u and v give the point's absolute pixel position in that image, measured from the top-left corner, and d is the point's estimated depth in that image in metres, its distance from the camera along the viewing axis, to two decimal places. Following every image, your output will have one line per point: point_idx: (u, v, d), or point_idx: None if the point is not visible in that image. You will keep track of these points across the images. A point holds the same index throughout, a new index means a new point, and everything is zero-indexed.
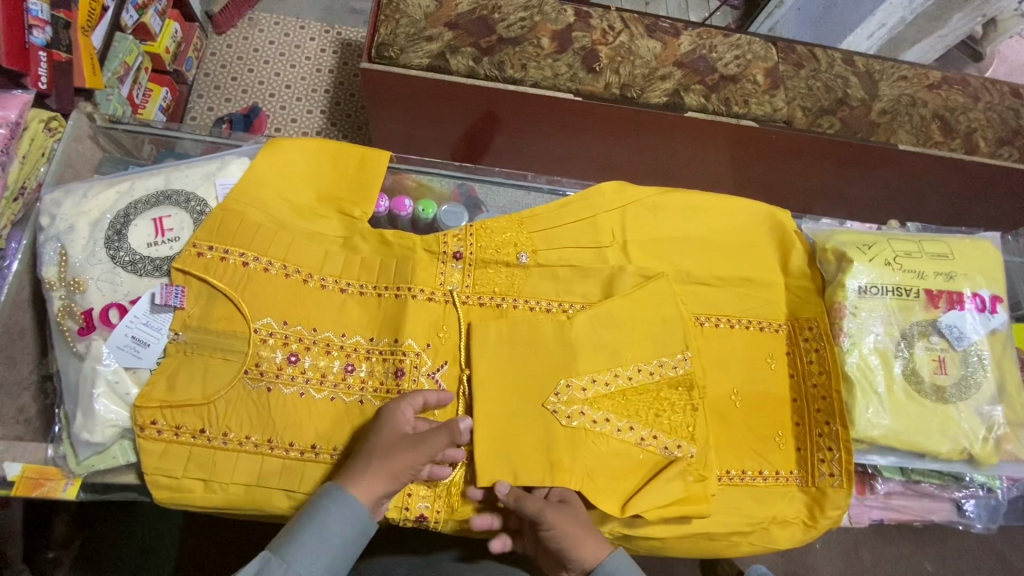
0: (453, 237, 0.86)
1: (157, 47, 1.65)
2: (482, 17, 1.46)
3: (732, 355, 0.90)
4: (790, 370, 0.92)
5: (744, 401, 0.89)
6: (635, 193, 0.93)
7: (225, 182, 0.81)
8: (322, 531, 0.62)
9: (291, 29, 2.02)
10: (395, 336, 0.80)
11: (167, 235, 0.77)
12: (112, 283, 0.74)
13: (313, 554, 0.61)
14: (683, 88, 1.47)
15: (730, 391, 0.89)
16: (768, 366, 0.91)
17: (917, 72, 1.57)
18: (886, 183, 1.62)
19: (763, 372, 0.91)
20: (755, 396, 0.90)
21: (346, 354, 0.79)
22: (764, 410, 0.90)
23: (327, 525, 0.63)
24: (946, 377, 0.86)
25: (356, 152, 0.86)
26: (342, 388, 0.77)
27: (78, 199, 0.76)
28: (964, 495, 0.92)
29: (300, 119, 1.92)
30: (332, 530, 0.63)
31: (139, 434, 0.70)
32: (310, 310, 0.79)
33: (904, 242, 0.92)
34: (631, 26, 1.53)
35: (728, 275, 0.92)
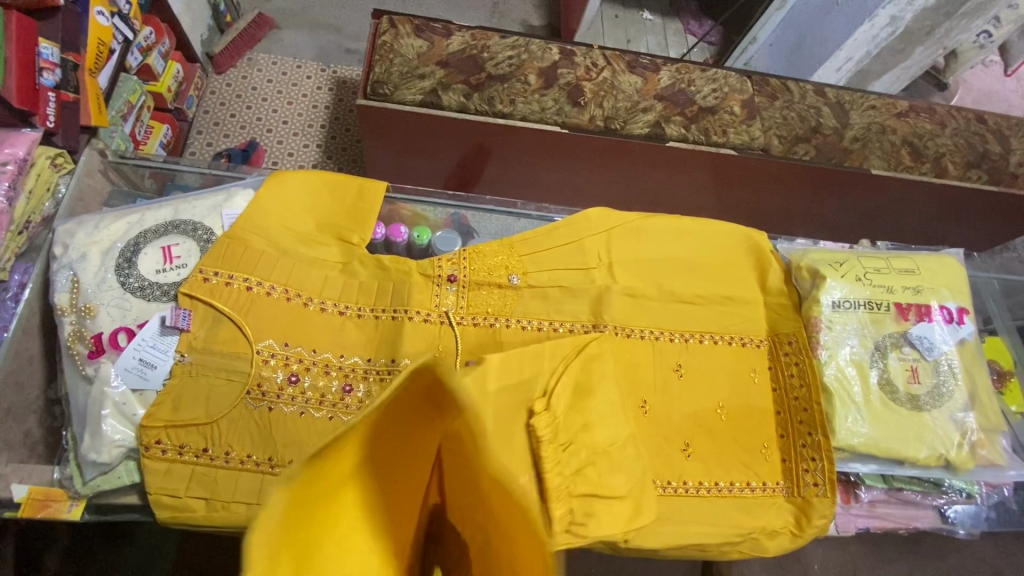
0: (447, 261, 0.91)
1: (159, 86, 1.72)
2: (472, 56, 1.55)
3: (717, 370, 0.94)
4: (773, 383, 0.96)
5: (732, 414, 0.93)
6: (619, 218, 0.99)
7: (231, 212, 0.85)
8: None
9: (288, 68, 2.11)
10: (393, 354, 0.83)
11: (175, 262, 0.81)
12: (122, 308, 0.77)
13: None
14: (664, 119, 1.55)
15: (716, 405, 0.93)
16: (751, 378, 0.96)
17: (885, 102, 1.66)
18: (863, 206, 1.70)
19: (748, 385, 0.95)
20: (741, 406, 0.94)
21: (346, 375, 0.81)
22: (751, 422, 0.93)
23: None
24: (919, 386, 0.90)
25: (354, 183, 0.92)
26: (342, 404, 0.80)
27: (91, 229, 0.80)
28: (945, 501, 0.95)
29: (296, 153, 1.99)
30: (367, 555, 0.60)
31: (143, 454, 0.72)
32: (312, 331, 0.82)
33: (874, 259, 0.98)
34: (613, 62, 1.62)
35: (710, 293, 0.97)
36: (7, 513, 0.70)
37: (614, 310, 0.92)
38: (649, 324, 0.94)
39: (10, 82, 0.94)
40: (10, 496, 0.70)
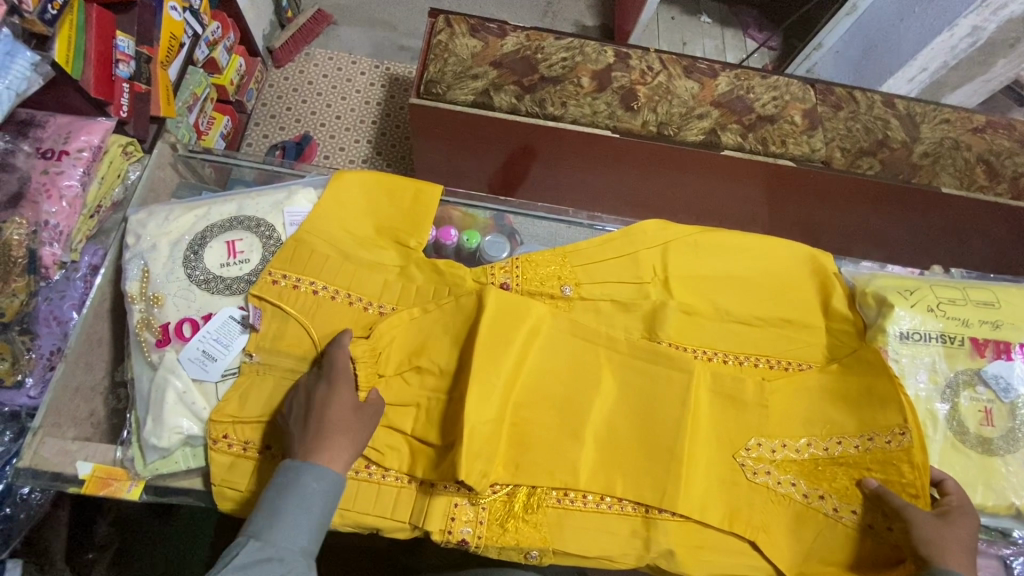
0: (500, 268, 0.91)
1: (223, 79, 1.79)
2: (526, 57, 1.54)
3: (777, 399, 0.88)
4: (859, 424, 0.84)
5: (813, 456, 0.85)
6: (676, 231, 0.97)
7: (292, 210, 0.87)
8: (303, 501, 0.64)
9: (344, 64, 2.15)
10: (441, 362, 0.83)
11: (238, 257, 0.83)
12: (187, 299, 0.80)
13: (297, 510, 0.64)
14: (720, 127, 1.51)
15: (780, 443, 0.85)
16: (831, 422, 0.86)
17: (960, 116, 1.57)
18: (929, 225, 1.60)
19: (829, 419, 0.86)
20: (816, 442, 0.85)
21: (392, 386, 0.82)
22: (830, 469, 0.83)
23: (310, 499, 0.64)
24: (992, 429, 0.85)
25: (411, 185, 0.92)
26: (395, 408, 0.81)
27: (161, 221, 0.83)
28: (1012, 551, 0.86)
29: (348, 147, 2.03)
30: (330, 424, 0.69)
31: (211, 446, 0.74)
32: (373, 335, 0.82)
33: (948, 289, 0.92)
34: (669, 66, 1.58)
35: (768, 315, 0.93)
36: (72, 488, 0.74)
37: (669, 328, 0.89)
38: (702, 342, 0.91)
39: (89, 73, 0.99)
40: (76, 472, 0.75)
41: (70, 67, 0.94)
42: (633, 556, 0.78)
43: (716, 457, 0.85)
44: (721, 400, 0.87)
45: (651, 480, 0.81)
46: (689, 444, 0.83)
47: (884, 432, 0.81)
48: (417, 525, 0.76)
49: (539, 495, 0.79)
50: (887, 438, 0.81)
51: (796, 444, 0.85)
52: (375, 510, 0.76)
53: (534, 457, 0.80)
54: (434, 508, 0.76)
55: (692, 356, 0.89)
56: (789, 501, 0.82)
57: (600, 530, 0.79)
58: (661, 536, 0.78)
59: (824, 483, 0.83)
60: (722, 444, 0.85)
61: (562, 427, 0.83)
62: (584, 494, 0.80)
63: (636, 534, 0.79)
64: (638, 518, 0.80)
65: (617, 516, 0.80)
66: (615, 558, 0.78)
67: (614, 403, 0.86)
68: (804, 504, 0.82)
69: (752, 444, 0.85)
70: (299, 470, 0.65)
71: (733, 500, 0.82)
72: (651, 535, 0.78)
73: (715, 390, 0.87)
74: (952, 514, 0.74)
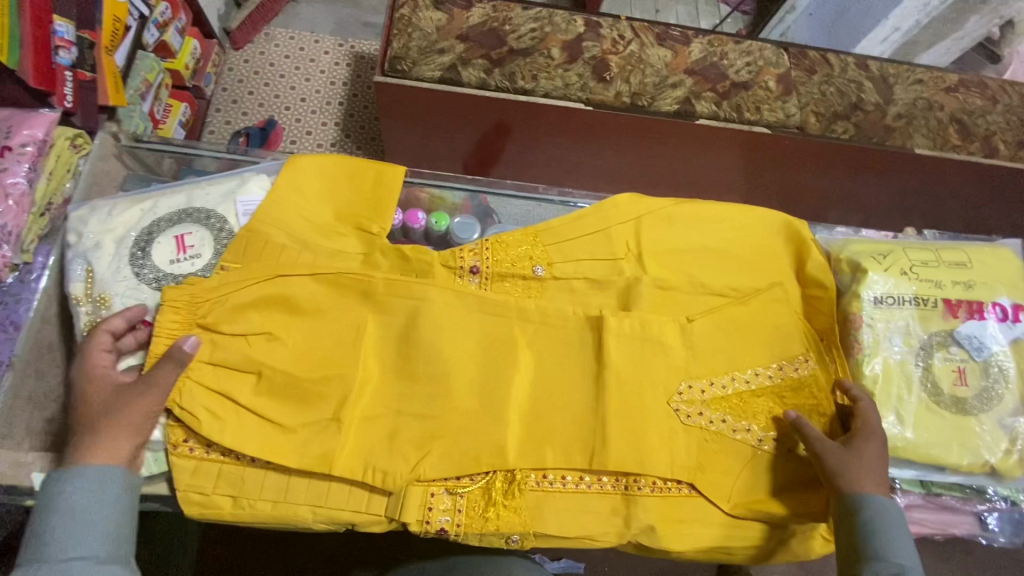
0: (470, 251, 0.88)
1: (176, 64, 1.70)
2: (493, 29, 1.48)
3: (709, 341, 0.86)
4: (769, 358, 0.86)
5: (736, 391, 0.84)
6: (648, 205, 0.94)
7: (245, 199, 0.82)
8: (67, 510, 0.61)
9: (306, 43, 2.06)
10: (411, 350, 0.79)
11: (189, 252, 0.79)
12: (136, 299, 0.76)
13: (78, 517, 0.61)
14: (694, 95, 1.47)
15: (708, 381, 0.84)
16: (749, 354, 0.86)
17: (933, 75, 1.56)
18: (905, 186, 1.59)
19: (752, 356, 0.86)
20: (738, 376, 0.85)
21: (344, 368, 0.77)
22: (755, 402, 0.85)
23: (75, 503, 0.61)
24: (967, 389, 0.85)
25: (372, 169, 0.89)
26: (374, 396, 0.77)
27: (104, 217, 0.78)
28: (987, 507, 0.89)
29: (315, 131, 1.95)
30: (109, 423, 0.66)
31: (171, 451, 0.71)
32: (335, 312, 0.78)
33: (921, 251, 0.91)
34: (641, 34, 1.53)
35: (745, 287, 0.91)
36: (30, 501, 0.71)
37: (644, 303, 0.87)
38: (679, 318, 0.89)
39: (26, 60, 0.92)
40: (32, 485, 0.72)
41: (5, 56, 0.89)
42: (614, 534, 0.78)
43: None
44: None
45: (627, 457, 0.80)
46: (667, 419, 0.82)
47: (791, 360, 0.87)
48: (394, 517, 0.74)
49: (520, 481, 0.77)
50: (792, 367, 0.86)
51: (722, 380, 0.85)
52: (349, 505, 0.74)
53: (468, 418, 0.78)
54: (412, 498, 0.74)
55: None
56: (723, 439, 0.82)
57: (581, 510, 0.78)
58: (641, 512, 0.78)
59: (749, 416, 0.84)
60: None
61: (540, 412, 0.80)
62: (563, 476, 0.79)
63: (616, 511, 0.79)
64: (618, 496, 0.79)
65: (597, 496, 0.79)
66: (596, 537, 0.77)
67: (545, 349, 0.84)
68: (761, 450, 0.82)
69: (683, 388, 0.83)
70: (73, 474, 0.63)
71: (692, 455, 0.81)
72: (631, 511, 0.78)
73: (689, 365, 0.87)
74: (856, 439, 0.76)
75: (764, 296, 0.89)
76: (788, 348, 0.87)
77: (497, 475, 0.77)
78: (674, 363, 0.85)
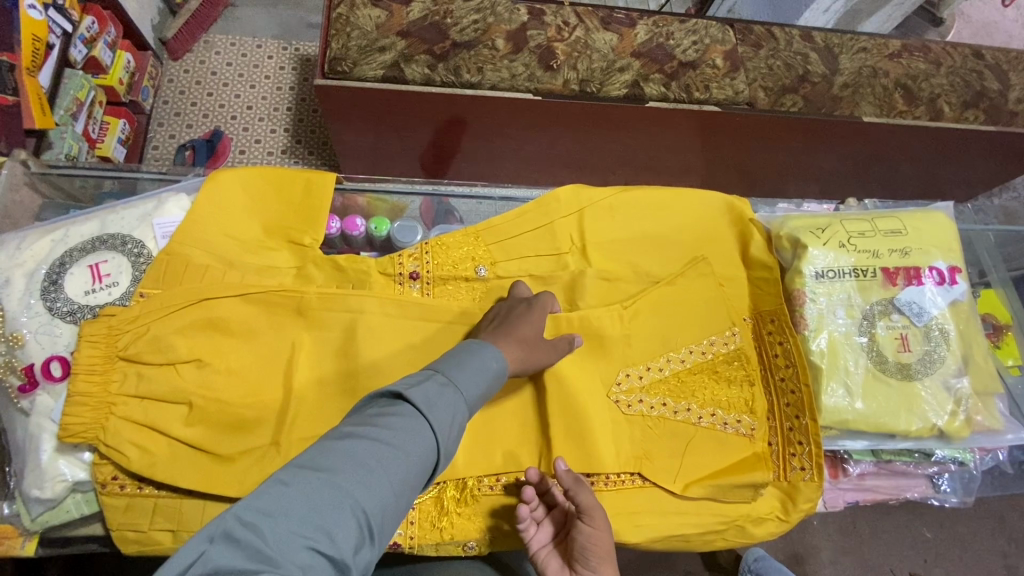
0: (408, 256, 0.86)
1: (110, 80, 1.63)
2: (435, 23, 1.44)
3: (661, 333, 0.87)
4: (700, 336, 0.87)
5: (673, 371, 0.85)
6: (591, 195, 0.93)
7: (163, 221, 0.79)
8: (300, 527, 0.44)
9: (247, 49, 1.99)
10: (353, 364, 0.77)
11: (105, 281, 0.76)
12: (51, 335, 0.72)
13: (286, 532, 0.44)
14: (642, 78, 1.46)
15: (644, 365, 0.85)
16: (687, 333, 0.87)
17: (876, 42, 1.57)
18: (856, 155, 1.61)
19: (687, 336, 0.87)
20: (673, 356, 0.86)
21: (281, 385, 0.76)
22: (691, 380, 0.85)
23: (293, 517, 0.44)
24: (909, 354, 0.85)
25: (299, 178, 0.86)
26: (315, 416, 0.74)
27: (12, 250, 0.74)
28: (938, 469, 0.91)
29: (263, 140, 1.90)
30: (472, 365, 0.59)
31: (100, 491, 0.68)
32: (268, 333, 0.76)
33: (857, 222, 0.91)
34: (586, 19, 1.52)
35: (690, 272, 0.91)
36: None
37: (591, 296, 0.87)
38: None
39: None
40: None
41: None
42: None
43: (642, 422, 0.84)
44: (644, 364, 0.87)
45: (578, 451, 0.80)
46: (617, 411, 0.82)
47: (721, 336, 0.87)
48: None
49: (471, 486, 0.77)
50: (723, 341, 0.87)
51: (657, 362, 0.85)
52: None
53: None
54: None
55: None
56: (665, 421, 0.83)
57: None
58: None
59: (687, 395, 0.84)
60: None
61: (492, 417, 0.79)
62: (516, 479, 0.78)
63: None
64: None
65: None
66: None
67: None
68: (700, 426, 0.83)
69: (621, 378, 0.84)
70: (413, 400, 0.53)
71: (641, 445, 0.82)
72: None
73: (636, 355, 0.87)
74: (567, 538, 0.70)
75: (690, 272, 0.90)
76: (719, 321, 0.88)
77: (447, 483, 0.77)
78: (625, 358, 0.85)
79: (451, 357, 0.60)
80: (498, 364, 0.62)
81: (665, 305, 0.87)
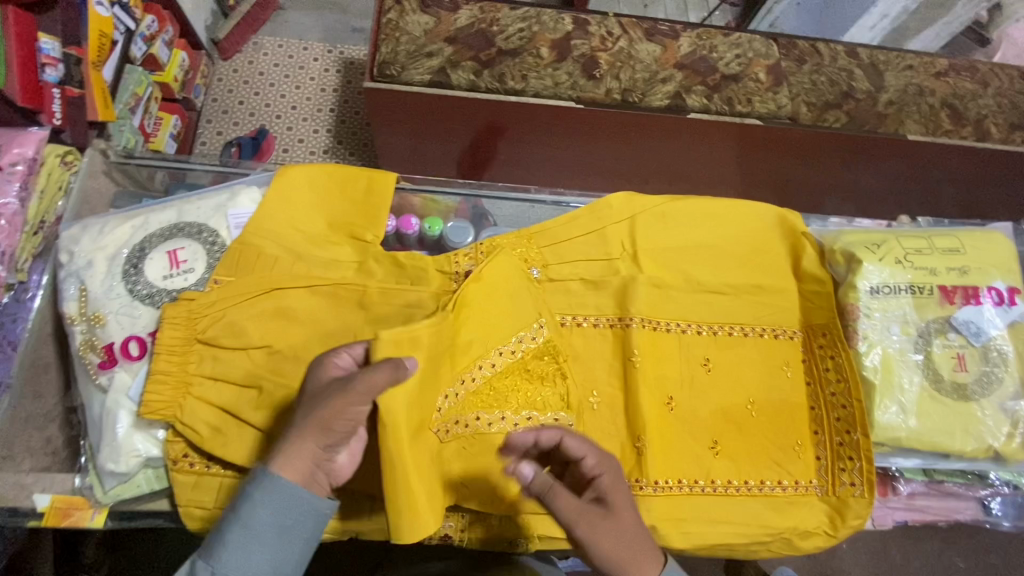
0: (464, 256, 0.87)
1: (165, 76, 1.69)
2: (481, 31, 1.47)
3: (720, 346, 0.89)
4: (508, 334, 0.81)
5: (483, 380, 0.79)
6: (643, 203, 0.94)
7: (236, 212, 0.82)
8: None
9: (294, 51, 2.05)
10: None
11: (182, 267, 0.79)
12: (130, 315, 0.75)
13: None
14: (685, 90, 1.47)
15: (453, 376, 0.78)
16: (498, 331, 0.81)
17: (923, 61, 1.56)
18: (898, 173, 1.59)
19: (512, 329, 0.82)
20: (485, 363, 0.79)
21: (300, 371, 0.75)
22: (501, 383, 0.80)
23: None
24: (966, 374, 0.84)
25: (363, 176, 0.88)
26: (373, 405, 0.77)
27: (95, 235, 0.78)
28: (989, 491, 0.89)
29: (307, 139, 1.95)
30: (261, 524, 0.54)
31: (171, 468, 0.71)
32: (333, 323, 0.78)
33: (914, 239, 0.90)
34: (630, 30, 1.53)
35: (739, 283, 0.92)
36: (32, 522, 0.71)
37: (641, 302, 0.88)
38: (675, 316, 0.89)
39: (14, 81, 0.91)
40: (35, 505, 0.72)
41: None
42: None
43: (691, 430, 0.85)
44: (695, 371, 0.88)
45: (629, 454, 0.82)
46: (666, 417, 0.84)
47: (528, 331, 0.83)
48: None
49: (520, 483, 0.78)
50: (530, 337, 0.83)
51: (468, 368, 0.78)
52: (356, 513, 0.76)
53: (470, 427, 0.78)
54: None
55: (667, 330, 0.88)
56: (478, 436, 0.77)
57: None
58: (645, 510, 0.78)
59: (499, 405, 0.79)
60: (698, 418, 0.85)
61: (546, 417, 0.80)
62: None
63: None
64: None
65: None
66: None
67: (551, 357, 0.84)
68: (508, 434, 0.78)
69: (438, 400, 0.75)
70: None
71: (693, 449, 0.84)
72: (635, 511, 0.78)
73: (686, 362, 0.88)
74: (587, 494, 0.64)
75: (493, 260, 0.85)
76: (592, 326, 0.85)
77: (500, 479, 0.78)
78: (682, 368, 0.87)
79: (227, 531, 0.54)
80: (306, 502, 0.56)
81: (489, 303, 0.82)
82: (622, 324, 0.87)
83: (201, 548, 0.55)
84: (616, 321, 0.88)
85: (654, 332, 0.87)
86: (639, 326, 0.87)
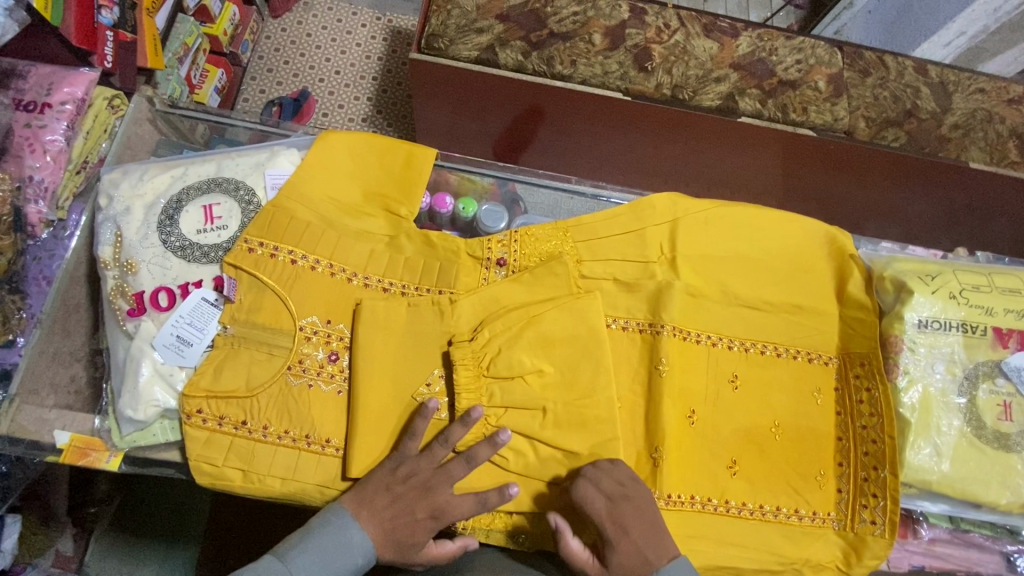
0: (498, 243, 0.85)
1: (216, 29, 1.68)
2: (534, 10, 1.43)
3: (755, 368, 0.86)
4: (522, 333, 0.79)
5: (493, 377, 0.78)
6: (686, 206, 0.90)
7: (274, 172, 0.82)
8: (325, 539, 0.64)
9: (343, 15, 2.03)
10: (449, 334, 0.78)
11: (215, 223, 0.79)
12: (162, 267, 0.77)
13: (315, 559, 0.62)
14: (738, 92, 1.40)
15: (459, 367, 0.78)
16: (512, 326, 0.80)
17: (996, 85, 1.46)
18: (954, 203, 1.50)
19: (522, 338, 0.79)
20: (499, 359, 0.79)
21: (331, 343, 0.77)
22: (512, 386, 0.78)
23: (330, 544, 0.63)
24: (1010, 424, 0.80)
25: (403, 149, 0.86)
26: (393, 383, 0.76)
27: (135, 182, 0.79)
28: (1016, 548, 0.85)
29: (347, 105, 1.93)
30: (338, 544, 0.64)
31: (184, 422, 0.72)
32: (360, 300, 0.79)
33: (972, 274, 0.85)
34: (688, 24, 1.47)
35: (778, 300, 0.88)
36: (50, 457, 0.73)
37: (674, 310, 0.84)
38: (707, 327, 0.87)
39: (70, 18, 0.91)
40: (53, 441, 0.74)
41: (49, 14, 0.86)
42: None
43: (710, 446, 0.83)
44: (720, 387, 0.85)
45: (643, 464, 0.79)
46: (681, 431, 0.82)
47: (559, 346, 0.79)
48: None
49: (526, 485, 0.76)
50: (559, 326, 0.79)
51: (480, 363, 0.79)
52: None
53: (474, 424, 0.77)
54: None
55: (696, 341, 0.86)
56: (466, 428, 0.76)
57: None
58: None
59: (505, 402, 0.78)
60: (719, 434, 0.83)
61: (578, 417, 0.76)
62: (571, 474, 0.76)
63: None
64: None
65: None
66: None
67: None
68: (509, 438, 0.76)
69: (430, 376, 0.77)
70: None
71: (705, 469, 0.81)
72: None
73: (712, 376, 0.85)
74: None
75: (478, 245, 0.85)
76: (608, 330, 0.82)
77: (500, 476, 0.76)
78: (707, 383, 0.85)
79: (304, 539, 0.64)
80: (366, 541, 0.65)
81: (514, 296, 0.81)
82: (652, 330, 0.84)
83: (276, 553, 0.63)
84: (647, 326, 0.85)
85: (683, 342, 0.85)
86: (669, 334, 0.83)
